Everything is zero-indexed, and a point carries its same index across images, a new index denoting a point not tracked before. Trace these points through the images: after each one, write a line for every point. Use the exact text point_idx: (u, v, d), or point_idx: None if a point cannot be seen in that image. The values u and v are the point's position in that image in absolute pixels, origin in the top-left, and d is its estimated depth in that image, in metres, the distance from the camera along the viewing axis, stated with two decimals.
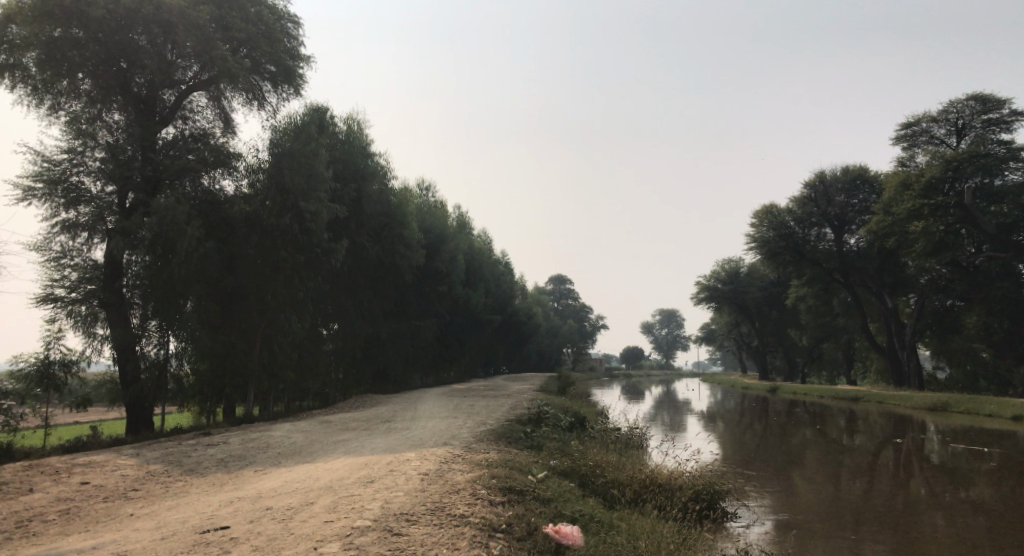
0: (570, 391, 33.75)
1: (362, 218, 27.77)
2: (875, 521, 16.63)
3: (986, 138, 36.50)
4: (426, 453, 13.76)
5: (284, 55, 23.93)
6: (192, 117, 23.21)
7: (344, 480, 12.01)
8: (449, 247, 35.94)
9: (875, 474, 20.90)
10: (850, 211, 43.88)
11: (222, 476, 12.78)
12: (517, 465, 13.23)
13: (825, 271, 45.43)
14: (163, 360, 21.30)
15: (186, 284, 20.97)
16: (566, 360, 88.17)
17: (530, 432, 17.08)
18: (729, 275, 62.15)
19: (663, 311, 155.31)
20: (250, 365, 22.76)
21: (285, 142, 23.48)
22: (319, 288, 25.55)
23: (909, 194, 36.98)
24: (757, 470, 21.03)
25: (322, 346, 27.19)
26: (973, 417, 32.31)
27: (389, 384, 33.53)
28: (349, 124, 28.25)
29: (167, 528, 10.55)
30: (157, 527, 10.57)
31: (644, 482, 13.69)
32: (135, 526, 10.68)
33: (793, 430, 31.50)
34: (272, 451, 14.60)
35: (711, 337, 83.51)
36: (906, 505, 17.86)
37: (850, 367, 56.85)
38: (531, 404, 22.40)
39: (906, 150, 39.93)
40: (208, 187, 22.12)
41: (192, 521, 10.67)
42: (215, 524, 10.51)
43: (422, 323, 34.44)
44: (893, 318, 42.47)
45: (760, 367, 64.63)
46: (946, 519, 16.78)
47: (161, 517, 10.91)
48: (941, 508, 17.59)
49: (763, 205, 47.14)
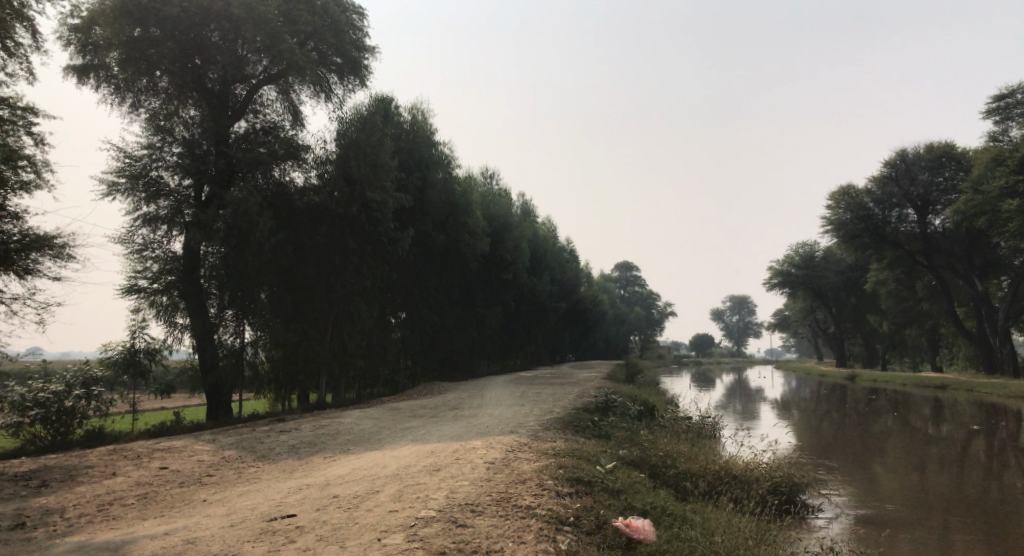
0: (640, 379, 33.32)
1: (428, 207, 27.87)
2: (963, 514, 15.94)
3: None
4: (493, 441, 13.68)
5: (350, 46, 24.06)
6: (262, 111, 23.58)
7: (411, 468, 12.02)
8: (515, 234, 35.80)
9: (962, 465, 20.00)
10: (935, 190, 41.95)
11: (293, 462, 12.97)
12: (585, 455, 13.04)
13: (908, 253, 43.78)
14: (239, 349, 21.72)
15: (259, 276, 21.43)
16: (634, 347, 87.43)
17: (599, 421, 16.85)
18: (804, 259, 60.44)
19: (734, 298, 152.51)
20: (321, 353, 23.13)
21: (351, 132, 23.63)
22: (387, 277, 25.76)
23: (1002, 171, 35.31)
24: (835, 460, 20.35)
25: (390, 334, 27.44)
26: None
27: (456, 372, 33.71)
28: (414, 114, 28.34)
29: (237, 515, 10.73)
30: (228, 514, 10.76)
31: (719, 473, 13.35)
32: (207, 512, 10.89)
33: (872, 418, 30.44)
34: (341, 438, 14.75)
35: (785, 323, 81.56)
36: (995, 499, 17.01)
37: (933, 353, 54.72)
38: (600, 392, 22.16)
39: (998, 123, 38.13)
40: (279, 179, 22.43)
41: (261, 508, 10.82)
42: (283, 512, 10.64)
43: (489, 311, 34.48)
44: (982, 303, 40.57)
45: (836, 354, 62.79)
46: None
47: (232, 504, 11.11)
48: None
49: (840, 186, 45.49)
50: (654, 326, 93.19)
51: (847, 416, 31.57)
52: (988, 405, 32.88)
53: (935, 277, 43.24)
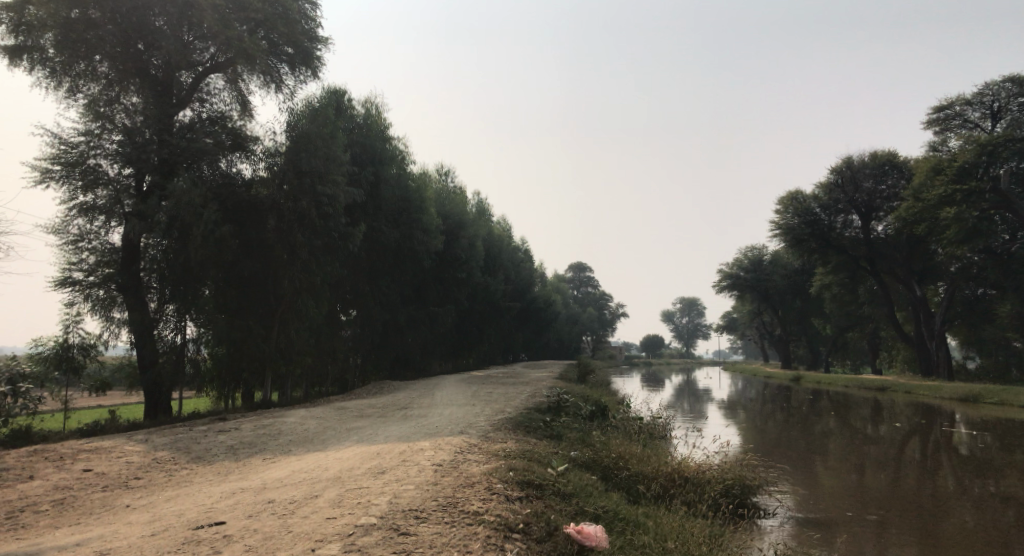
0: (591, 379, 33.16)
1: (381, 202, 27.26)
2: (903, 513, 16.02)
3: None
4: (442, 442, 13.24)
5: (302, 36, 23.29)
6: (209, 100, 22.70)
7: (354, 470, 11.53)
8: (469, 233, 35.38)
9: (902, 465, 20.19)
10: (877, 197, 42.68)
11: (230, 464, 12.36)
12: (537, 457, 12.67)
13: (851, 258, 44.41)
14: (179, 345, 21.09)
15: (202, 269, 20.68)
16: (586, 348, 87.64)
17: (551, 421, 16.53)
18: (752, 263, 61.07)
19: (683, 300, 154.24)
20: (267, 351, 22.27)
21: (301, 124, 22.92)
22: (337, 274, 25.11)
23: (941, 179, 36.02)
24: (781, 460, 20.38)
25: (339, 332, 26.79)
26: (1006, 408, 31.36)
27: (407, 371, 33.14)
28: (367, 108, 27.76)
29: (160, 522, 10.13)
30: (151, 521, 10.16)
31: (672, 476, 13.12)
32: (129, 519, 10.27)
33: (816, 419, 30.80)
34: (284, 439, 14.16)
35: (733, 325, 82.33)
36: (933, 497, 17.17)
37: (875, 356, 55.80)
38: (551, 391, 21.86)
39: (938, 134, 38.89)
40: (225, 170, 21.78)
41: (188, 515, 10.25)
42: (210, 520, 10.07)
43: (442, 310, 33.96)
44: (922, 307, 41.42)
45: (783, 356, 63.67)
46: (973, 511, 16.10)
47: (158, 510, 10.50)
48: (969, 500, 16.90)
49: (789, 192, 46.12)
50: (606, 327, 93.46)
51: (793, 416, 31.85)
52: (924, 407, 33.53)
53: (878, 282, 44.05)
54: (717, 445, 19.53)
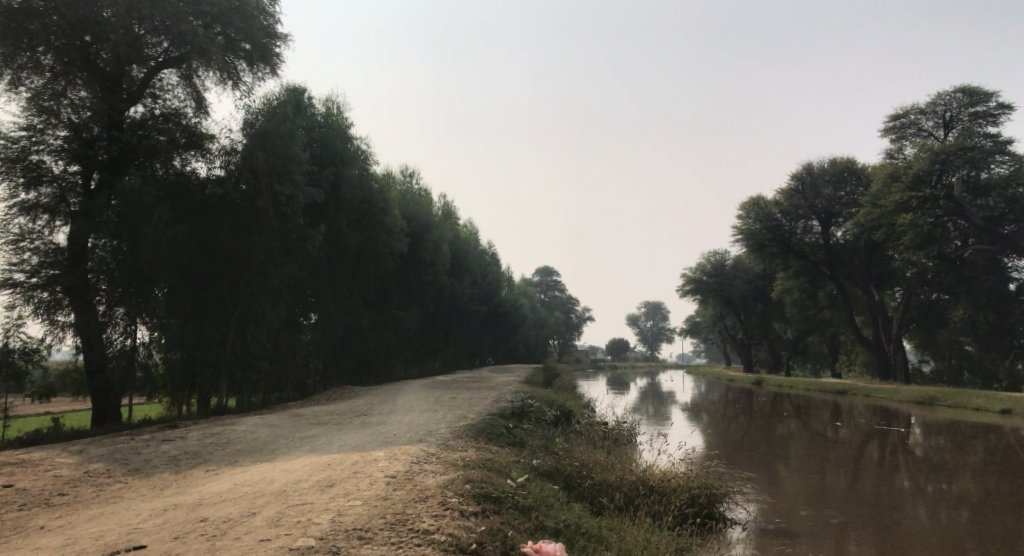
0: (557, 383, 32.76)
1: (342, 203, 26.52)
2: (858, 514, 15.82)
3: (974, 132, 35.72)
4: (397, 451, 12.68)
5: (260, 31, 22.38)
6: (162, 96, 21.61)
7: (300, 483, 10.93)
8: (434, 235, 34.78)
9: (860, 466, 20.05)
10: (837, 203, 42.89)
11: (168, 477, 11.65)
12: (497, 467, 12.13)
13: (812, 263, 44.57)
14: (131, 349, 20.03)
15: (155, 270, 19.69)
16: (552, 352, 87.20)
17: (514, 428, 16.03)
18: (715, 267, 61.21)
19: (649, 304, 154.69)
20: (221, 355, 21.54)
21: (259, 122, 22.09)
22: (297, 276, 24.35)
23: (897, 187, 36.29)
24: (741, 463, 20.16)
25: (299, 336, 26.06)
26: (961, 410, 31.55)
27: (368, 376, 32.42)
28: (328, 106, 27.08)
29: (76, 546, 9.43)
30: (66, 545, 9.45)
31: (637, 485, 12.69)
32: (40, 544, 9.55)
33: (778, 422, 30.71)
34: (231, 448, 13.46)
35: (696, 329, 82.50)
36: (888, 498, 17.03)
37: (835, 360, 56.24)
38: (514, 396, 21.37)
39: (894, 142, 39.15)
40: (180, 169, 20.94)
41: (108, 537, 9.55)
42: (131, 543, 9.39)
43: (405, 313, 33.27)
44: (880, 312, 41.58)
45: (746, 360, 63.96)
46: (927, 511, 15.99)
47: (77, 532, 9.79)
48: (923, 500, 16.78)
49: (751, 197, 46.15)
50: (573, 330, 93.30)
51: (756, 420, 31.74)
52: (883, 410, 33.67)
53: (838, 286, 44.29)
54: (682, 451, 19.19)
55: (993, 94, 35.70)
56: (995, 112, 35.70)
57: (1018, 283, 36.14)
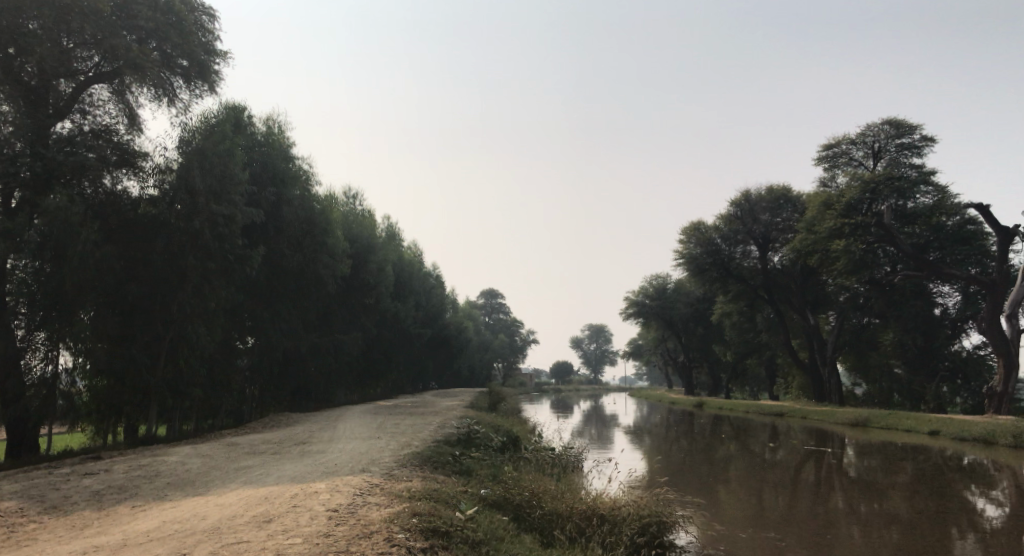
0: (501, 407, 32.39)
1: (282, 225, 25.83)
2: (795, 535, 15.83)
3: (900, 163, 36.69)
4: (339, 482, 12.13)
5: (198, 48, 21.69)
6: (92, 112, 20.89)
7: (235, 520, 10.32)
8: (376, 258, 34.17)
9: (799, 488, 20.13)
10: (774, 229, 43.71)
11: (89, 515, 10.90)
12: (445, 498, 11.70)
13: (751, 287, 45.23)
14: (51, 377, 19.08)
15: (80, 292, 18.70)
16: (496, 376, 86.77)
17: (460, 456, 15.59)
18: (657, 291, 61.66)
19: (592, 327, 155.49)
20: (152, 382, 20.55)
21: (196, 140, 21.38)
22: (234, 299, 23.54)
23: (830, 214, 37.10)
24: (683, 485, 20.07)
25: (236, 361, 25.22)
26: (895, 432, 32.15)
27: (307, 401, 31.55)
28: (269, 125, 26.45)
29: None
30: None
31: (587, 514, 12.42)
32: None
33: (718, 444, 30.83)
34: (159, 482, 12.72)
35: (638, 352, 82.96)
36: (828, 518, 17.08)
37: (773, 382, 57.07)
38: (459, 422, 20.91)
39: (827, 170, 40.09)
40: (110, 188, 20.06)
41: None
42: None
43: (347, 337, 32.56)
44: (815, 335, 42.25)
45: (687, 383, 64.49)
46: (863, 532, 16.05)
47: None
48: (860, 520, 16.86)
49: (691, 222, 46.70)
50: (516, 353, 92.99)
51: (698, 442, 31.84)
52: (819, 431, 34.15)
53: (775, 310, 45.00)
54: (627, 475, 18.99)
55: (918, 126, 36.84)
56: (919, 144, 36.80)
57: (943, 308, 36.99)
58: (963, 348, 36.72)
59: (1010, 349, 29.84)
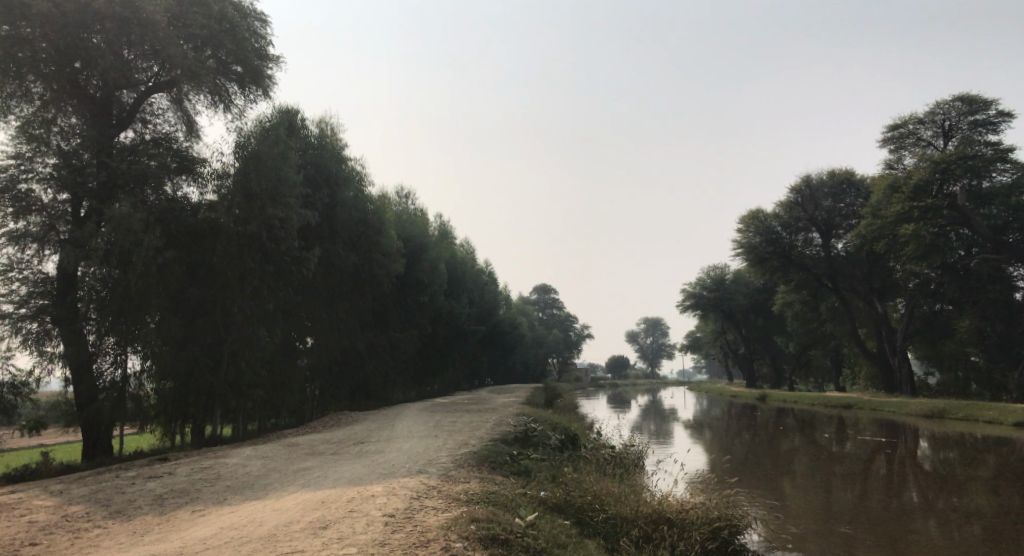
0: (558, 403, 32.11)
1: (337, 226, 25.88)
2: (864, 531, 15.23)
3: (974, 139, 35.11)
4: (396, 485, 12.00)
5: (251, 53, 21.78)
6: (153, 121, 21.10)
7: (291, 526, 10.26)
8: (430, 256, 34.12)
9: (868, 482, 19.35)
10: (836, 215, 42.41)
11: (151, 520, 10.95)
12: (504, 502, 11.46)
13: (813, 276, 44.00)
14: (120, 381, 19.39)
15: (145, 297, 19.06)
16: (552, 371, 86.37)
17: (518, 455, 15.35)
18: (715, 282, 60.44)
19: (648, 320, 153.82)
20: (215, 383, 20.86)
21: (252, 145, 21.48)
22: (291, 300, 23.68)
23: (897, 198, 35.81)
24: (746, 480, 19.48)
25: (296, 361, 25.46)
26: (970, 423, 30.83)
27: (366, 399, 31.73)
28: (322, 128, 26.57)
29: None
30: None
31: (653, 517, 12.03)
32: None
33: (782, 437, 30.01)
34: (220, 485, 12.76)
35: (695, 344, 81.60)
36: (899, 513, 16.38)
37: (838, 373, 55.48)
38: (517, 419, 20.68)
39: (893, 152, 38.69)
40: (171, 195, 20.20)
41: None
42: None
43: (404, 335, 32.62)
44: (883, 323, 40.82)
45: (748, 375, 63.19)
46: (939, 528, 15.30)
47: None
48: (935, 515, 16.10)
49: (749, 211, 45.65)
50: (571, 348, 92.44)
51: (760, 435, 31.06)
52: (889, 423, 33.01)
53: (839, 299, 43.69)
54: (686, 472, 18.50)
55: (992, 102, 35.33)
56: (994, 120, 35.28)
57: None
58: None
59: None
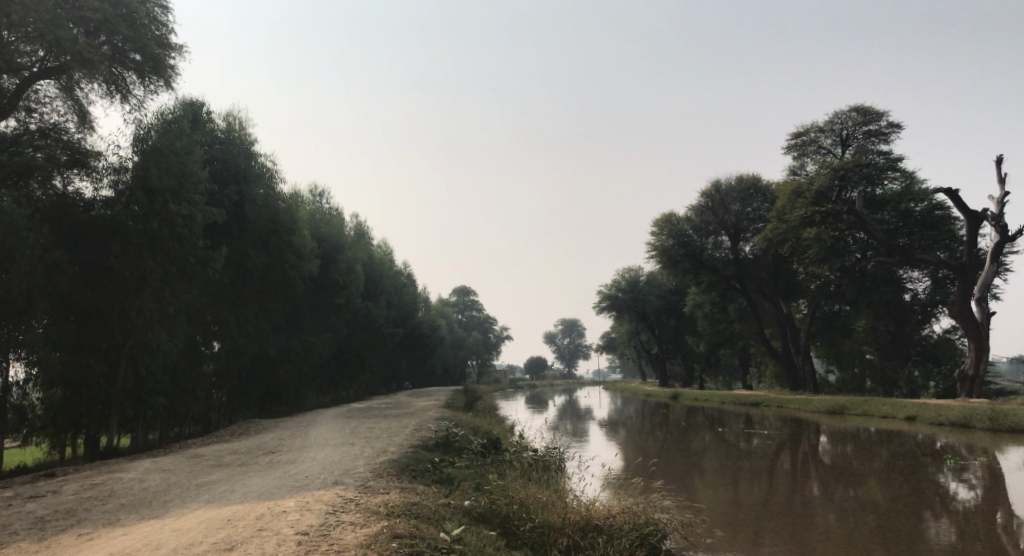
0: (477, 405, 31.54)
1: (246, 224, 24.60)
2: (769, 524, 15.15)
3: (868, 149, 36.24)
4: (310, 498, 11.20)
5: (151, 41, 20.34)
6: (38, 109, 19.38)
7: (191, 549, 9.38)
8: (346, 256, 32.98)
9: (772, 476, 19.47)
10: (745, 219, 43.29)
11: (27, 548, 9.86)
12: (427, 515, 10.80)
13: (723, 277, 44.77)
14: (3, 390, 17.93)
15: (31, 302, 17.60)
16: (471, 372, 85.87)
17: (439, 462, 14.70)
18: (629, 283, 60.90)
19: (564, 321, 154.94)
20: (111, 393, 19.42)
21: (153, 137, 19.92)
22: (196, 303, 22.38)
23: (800, 203, 36.82)
24: (660, 477, 19.33)
25: (202, 367, 24.17)
26: (869, 418, 31.73)
27: (277, 405, 30.49)
28: (229, 122, 25.24)
29: None
30: None
31: (581, 524, 11.61)
32: None
33: (693, 435, 30.31)
34: (112, 504, 11.67)
35: (611, 345, 82.29)
36: (802, 505, 16.44)
37: (746, 371, 56.84)
38: (436, 423, 20.06)
39: (796, 159, 39.64)
40: (61, 190, 18.79)
41: None
42: None
43: (317, 339, 31.51)
44: (788, 323, 41.76)
45: (661, 375, 64.08)
46: (838, 517, 15.47)
47: None
48: (833, 506, 16.24)
49: (663, 214, 46.09)
50: (490, 350, 92.10)
51: (672, 433, 31.30)
52: (795, 419, 33.74)
53: (748, 300, 44.56)
54: (600, 473, 18.24)
55: (884, 113, 36.45)
56: (886, 131, 36.44)
57: (913, 293, 36.48)
58: (933, 333, 36.55)
59: (980, 333, 29.44)
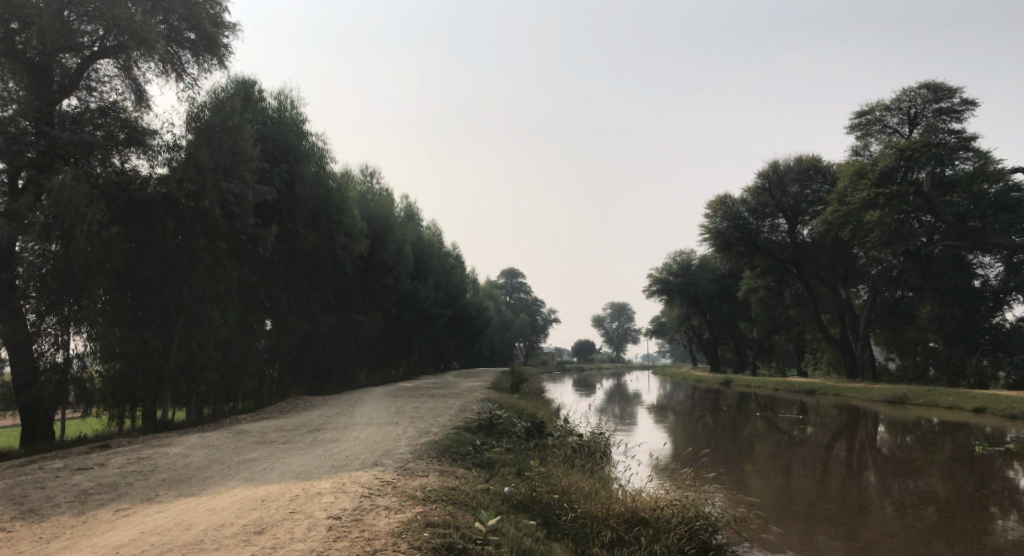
0: (524, 387, 31.23)
1: (296, 202, 24.51)
2: (823, 516, 14.57)
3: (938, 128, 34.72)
4: (345, 480, 11.03)
5: (206, 19, 20.22)
6: (98, 88, 19.39)
7: (223, 530, 9.30)
8: (395, 236, 32.89)
9: (827, 465, 18.81)
10: (803, 201, 41.98)
11: (65, 522, 9.88)
12: (464, 502, 10.54)
13: (779, 262, 43.59)
14: (65, 362, 18.02)
15: (89, 275, 17.74)
16: (519, 354, 85.72)
17: (481, 445, 14.40)
18: (681, 267, 59.81)
19: (613, 305, 153.80)
20: (165, 365, 19.42)
21: (206, 115, 19.94)
22: (246, 280, 22.47)
23: (863, 184, 35.48)
24: (710, 464, 18.81)
25: (253, 344, 24.35)
26: (931, 409, 30.58)
27: (327, 383, 30.68)
28: (280, 100, 25.19)
29: None
30: None
31: (626, 516, 11.24)
32: None
33: (745, 421, 29.58)
34: (153, 479, 11.67)
35: (661, 329, 81.24)
36: (858, 497, 15.82)
37: (801, 358, 55.48)
38: (481, 406, 19.80)
39: (859, 139, 38.24)
40: (119, 167, 18.76)
41: None
42: None
43: (366, 318, 31.56)
44: (847, 310, 40.44)
45: (712, 360, 63.04)
46: (896, 510, 14.81)
47: None
48: (892, 498, 15.61)
49: (717, 196, 45.08)
50: (538, 333, 91.82)
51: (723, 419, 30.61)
52: (851, 408, 32.66)
53: (805, 286, 43.37)
54: (645, 460, 17.78)
55: (957, 90, 34.87)
56: (959, 109, 34.82)
57: (983, 279, 35.08)
58: (1005, 321, 34.69)
59: None
